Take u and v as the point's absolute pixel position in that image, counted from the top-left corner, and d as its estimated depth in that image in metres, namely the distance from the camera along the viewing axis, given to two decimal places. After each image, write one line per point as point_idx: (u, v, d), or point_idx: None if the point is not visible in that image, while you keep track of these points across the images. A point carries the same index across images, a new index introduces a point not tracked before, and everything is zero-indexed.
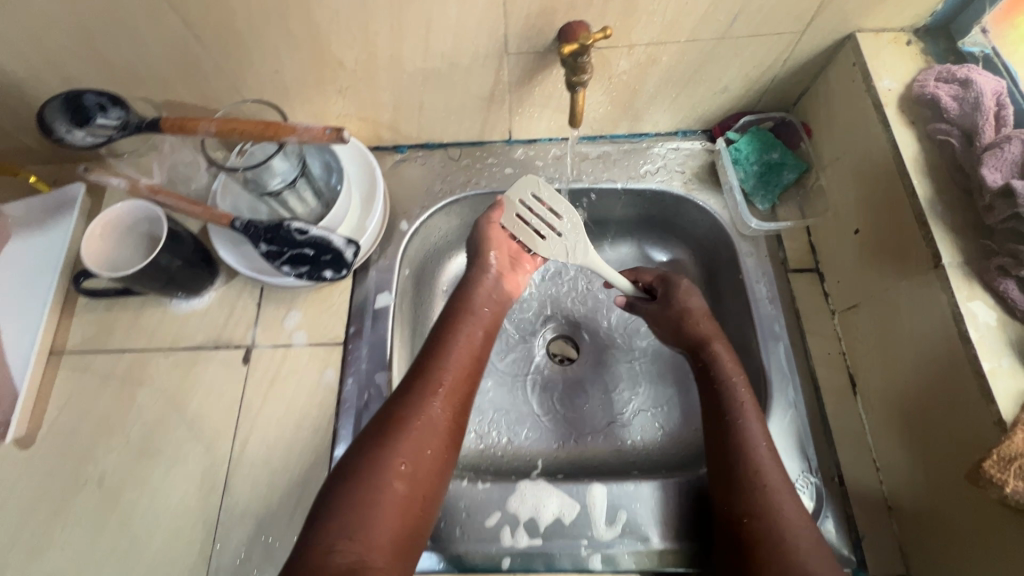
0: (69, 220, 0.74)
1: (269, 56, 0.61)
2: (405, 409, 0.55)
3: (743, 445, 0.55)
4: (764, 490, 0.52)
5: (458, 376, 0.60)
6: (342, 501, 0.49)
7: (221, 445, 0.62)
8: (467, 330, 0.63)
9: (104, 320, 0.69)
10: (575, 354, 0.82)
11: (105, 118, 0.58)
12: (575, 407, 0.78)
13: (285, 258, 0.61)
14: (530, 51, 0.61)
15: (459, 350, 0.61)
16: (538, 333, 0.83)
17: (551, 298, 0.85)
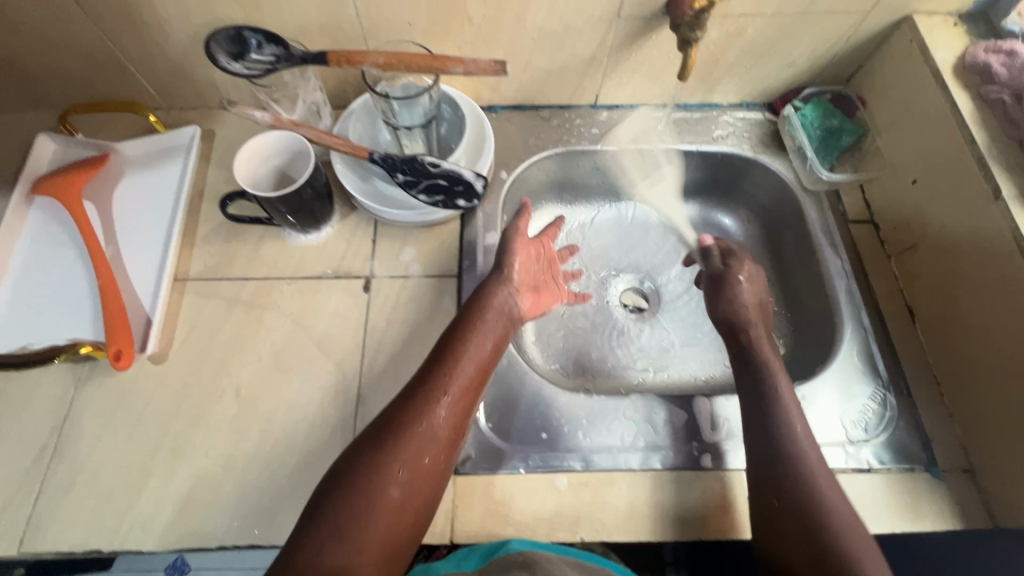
0: (186, 160, 0.77)
1: (408, 8, 0.67)
2: (404, 419, 0.54)
3: (790, 436, 0.58)
4: (802, 469, 0.55)
5: (463, 389, 0.58)
6: (332, 508, 0.49)
7: (350, 362, 0.67)
8: (477, 338, 0.61)
9: (225, 250, 0.73)
10: (645, 303, 0.90)
11: (260, 54, 0.63)
12: (647, 351, 0.85)
13: (420, 187, 0.66)
14: (638, 16, 0.70)
15: (468, 357, 0.59)
16: (610, 285, 0.91)
17: (620, 253, 0.92)
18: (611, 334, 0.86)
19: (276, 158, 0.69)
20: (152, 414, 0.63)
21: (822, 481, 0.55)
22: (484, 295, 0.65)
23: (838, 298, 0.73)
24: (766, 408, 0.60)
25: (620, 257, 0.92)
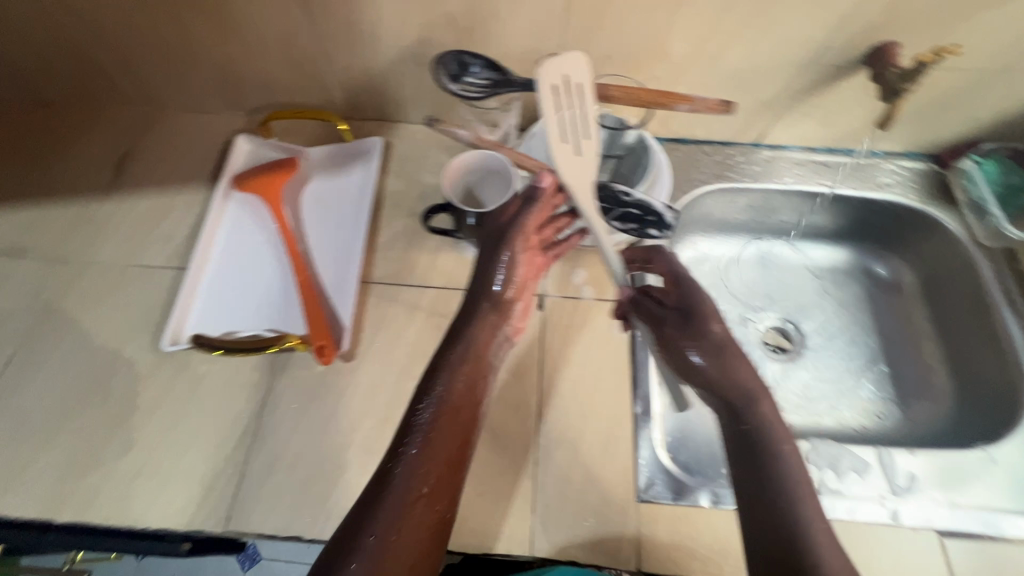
0: (370, 168, 0.82)
1: (612, 42, 0.70)
2: (394, 499, 0.46)
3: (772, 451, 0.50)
4: (799, 518, 0.45)
5: (453, 458, 0.51)
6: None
7: (528, 378, 0.68)
8: (432, 400, 0.54)
9: (405, 257, 0.76)
10: (789, 344, 0.88)
11: (475, 76, 0.66)
12: (793, 393, 0.84)
13: (613, 215, 0.69)
14: (834, 63, 0.71)
15: (438, 423, 0.52)
16: (753, 321, 0.90)
17: (763, 289, 0.92)
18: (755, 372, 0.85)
19: (469, 173, 0.73)
20: (344, 410, 0.65)
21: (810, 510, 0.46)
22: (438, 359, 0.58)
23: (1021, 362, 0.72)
24: (765, 476, 0.48)
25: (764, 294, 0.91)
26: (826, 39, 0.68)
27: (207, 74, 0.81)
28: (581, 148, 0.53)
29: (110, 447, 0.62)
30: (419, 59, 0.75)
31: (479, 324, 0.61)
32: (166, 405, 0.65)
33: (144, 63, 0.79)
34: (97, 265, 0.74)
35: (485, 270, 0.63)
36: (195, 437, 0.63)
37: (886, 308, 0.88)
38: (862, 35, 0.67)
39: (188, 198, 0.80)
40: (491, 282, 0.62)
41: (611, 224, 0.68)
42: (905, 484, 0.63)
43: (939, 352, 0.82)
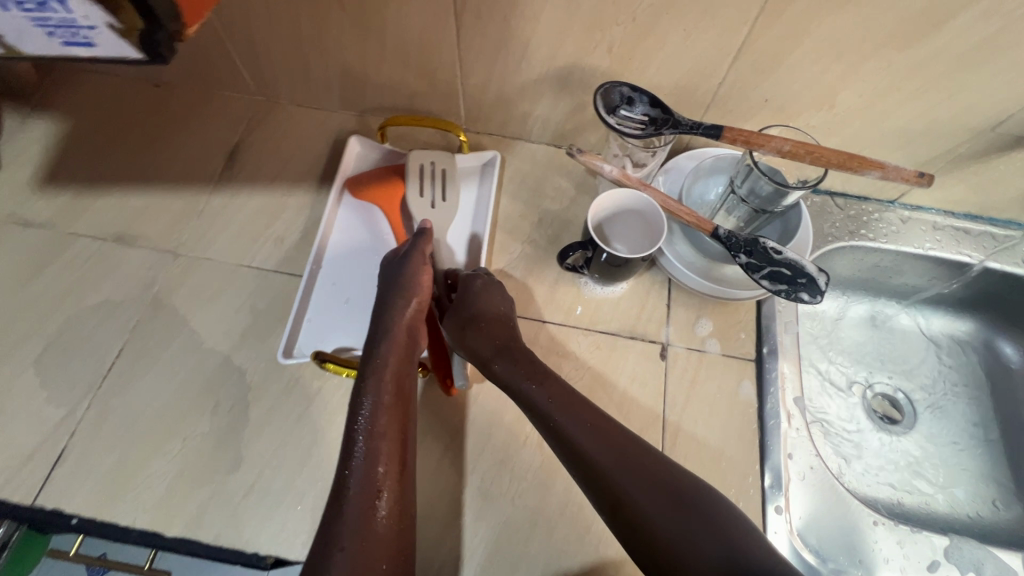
0: (488, 187, 0.78)
1: (777, 88, 0.66)
2: (339, 525, 0.49)
3: (635, 458, 0.52)
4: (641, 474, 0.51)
5: (390, 471, 0.53)
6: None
7: (650, 433, 0.65)
8: (367, 414, 0.56)
9: (524, 287, 0.73)
10: (898, 415, 0.82)
11: (631, 111, 0.64)
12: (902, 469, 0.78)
13: (762, 273, 0.64)
14: (1013, 133, 0.66)
15: (380, 445, 0.54)
16: (861, 385, 0.84)
17: (874, 352, 0.86)
18: (863, 440, 0.80)
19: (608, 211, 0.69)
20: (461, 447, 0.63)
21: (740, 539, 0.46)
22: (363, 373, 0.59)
23: None
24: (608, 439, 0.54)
25: (874, 357, 0.85)
26: (1014, 109, 0.63)
27: (331, 72, 0.78)
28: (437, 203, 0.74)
29: (220, 461, 0.60)
30: (563, 82, 0.71)
31: (391, 341, 0.61)
32: (277, 422, 0.63)
33: (267, 54, 0.76)
34: (207, 261, 0.72)
35: (393, 284, 0.65)
36: (306, 461, 0.61)
37: (1013, 390, 0.82)
38: None
39: (301, 200, 0.78)
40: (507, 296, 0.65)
41: (758, 281, 0.64)
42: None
43: None
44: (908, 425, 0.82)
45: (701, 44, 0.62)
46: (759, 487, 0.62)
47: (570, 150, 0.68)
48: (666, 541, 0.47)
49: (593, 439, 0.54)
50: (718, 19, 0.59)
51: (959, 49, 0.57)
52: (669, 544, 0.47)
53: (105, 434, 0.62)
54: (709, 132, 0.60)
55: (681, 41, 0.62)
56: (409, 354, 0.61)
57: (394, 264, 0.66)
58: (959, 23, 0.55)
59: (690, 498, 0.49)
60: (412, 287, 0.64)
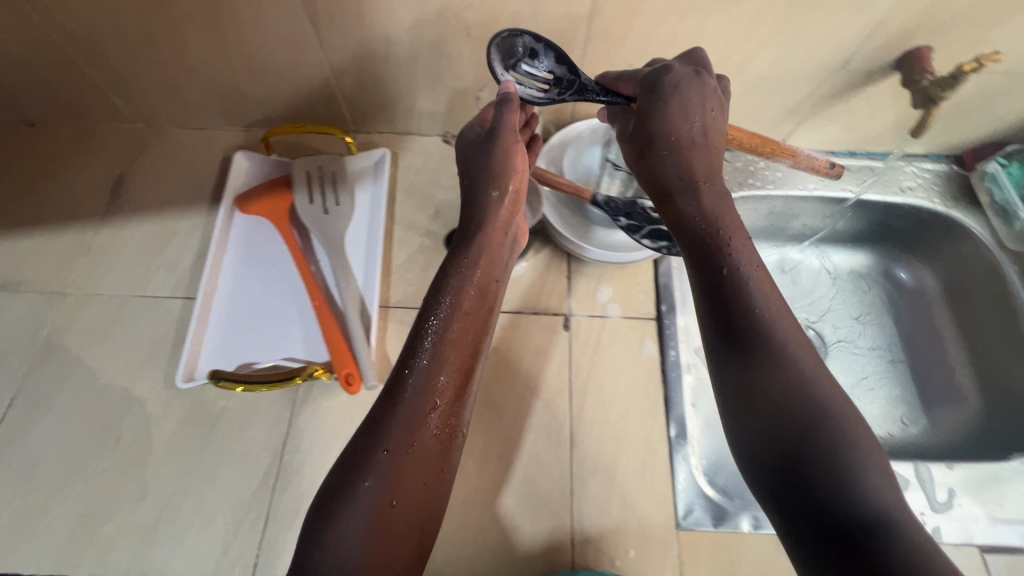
0: (379, 185, 0.78)
1: (638, 52, 0.68)
2: (395, 423, 0.47)
3: (794, 349, 0.43)
4: (778, 354, 0.42)
5: (447, 390, 0.50)
6: (349, 541, 0.41)
7: (559, 403, 0.66)
8: (440, 322, 0.53)
9: (425, 279, 0.73)
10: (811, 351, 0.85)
11: (531, 65, 0.60)
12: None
13: (644, 232, 0.65)
14: (863, 69, 0.69)
15: (447, 360, 0.52)
16: None
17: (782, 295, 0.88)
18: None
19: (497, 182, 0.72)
20: None
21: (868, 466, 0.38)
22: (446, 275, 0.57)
23: None
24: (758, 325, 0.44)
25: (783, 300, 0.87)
26: (857, 45, 0.66)
27: (205, 89, 0.76)
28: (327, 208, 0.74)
29: (126, 493, 0.59)
30: (435, 71, 0.72)
31: (485, 251, 0.58)
32: (181, 447, 0.62)
33: (134, 78, 0.74)
34: (98, 296, 0.71)
35: (479, 171, 0.61)
36: (215, 481, 0.60)
37: (910, 313, 0.86)
38: (895, 41, 0.65)
39: (191, 222, 0.76)
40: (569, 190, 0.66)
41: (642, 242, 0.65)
42: (943, 500, 0.62)
43: (963, 353, 0.81)
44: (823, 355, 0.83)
45: (553, 18, 0.63)
46: (666, 439, 0.64)
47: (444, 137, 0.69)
48: (798, 428, 0.39)
49: (762, 312, 0.44)
50: None
51: None
52: (784, 416, 0.40)
53: (4, 483, 0.60)
54: (615, 101, 0.59)
55: (533, 18, 0.63)
56: (493, 261, 0.59)
57: (484, 148, 0.60)
58: None
59: (846, 412, 0.40)
60: (503, 175, 0.60)
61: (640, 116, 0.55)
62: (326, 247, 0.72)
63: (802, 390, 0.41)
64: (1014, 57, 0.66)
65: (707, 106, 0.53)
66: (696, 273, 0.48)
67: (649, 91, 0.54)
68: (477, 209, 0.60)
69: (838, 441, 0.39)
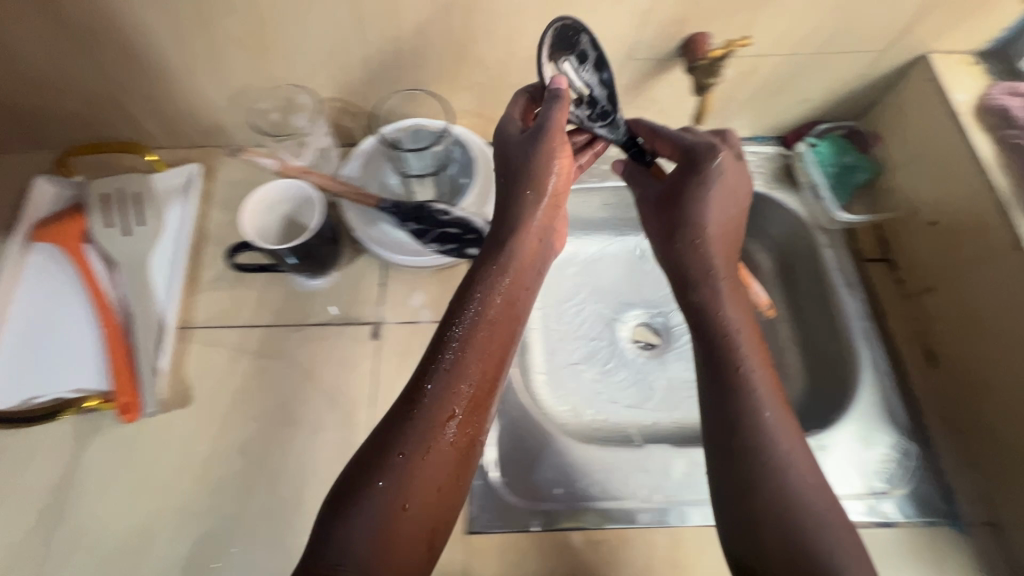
0: (188, 201, 0.76)
1: (419, 52, 0.66)
2: (413, 433, 0.46)
3: (762, 428, 0.49)
4: (756, 432, 0.49)
5: (471, 394, 0.49)
6: (332, 547, 0.41)
7: (360, 414, 0.65)
8: (462, 337, 0.52)
9: (233, 295, 0.72)
10: (656, 340, 0.88)
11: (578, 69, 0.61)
12: (659, 392, 0.83)
13: (432, 236, 0.66)
14: (651, 58, 0.68)
15: (461, 365, 0.50)
16: (621, 319, 0.89)
17: (629, 287, 0.91)
18: (623, 370, 0.85)
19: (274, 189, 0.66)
20: (161, 471, 0.62)
21: (837, 532, 0.45)
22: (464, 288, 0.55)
23: (858, 345, 0.71)
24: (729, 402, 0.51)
25: (630, 292, 0.90)
26: (635, 34, 0.65)
27: None
28: (128, 229, 0.72)
29: None
30: (221, 83, 0.69)
31: (512, 255, 0.58)
32: None
33: None
34: None
35: (518, 166, 0.59)
36: None
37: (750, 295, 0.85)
38: (669, 28, 0.64)
39: None
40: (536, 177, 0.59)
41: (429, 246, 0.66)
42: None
43: (792, 334, 0.81)
44: (670, 346, 0.87)
45: (317, 23, 0.62)
46: None
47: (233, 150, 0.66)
48: (783, 524, 0.45)
49: (749, 393, 0.51)
50: None
51: None
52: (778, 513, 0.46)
53: None
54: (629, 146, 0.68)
55: (297, 24, 0.62)
56: (527, 271, 0.58)
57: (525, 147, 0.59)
58: None
59: (777, 477, 0.47)
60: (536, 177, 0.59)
61: (670, 181, 0.64)
62: (124, 269, 0.70)
63: (779, 459, 0.48)
64: (792, 38, 0.67)
65: (728, 206, 0.61)
66: (700, 355, 0.56)
67: (689, 169, 0.62)
68: (508, 210, 0.60)
69: (819, 506, 0.46)
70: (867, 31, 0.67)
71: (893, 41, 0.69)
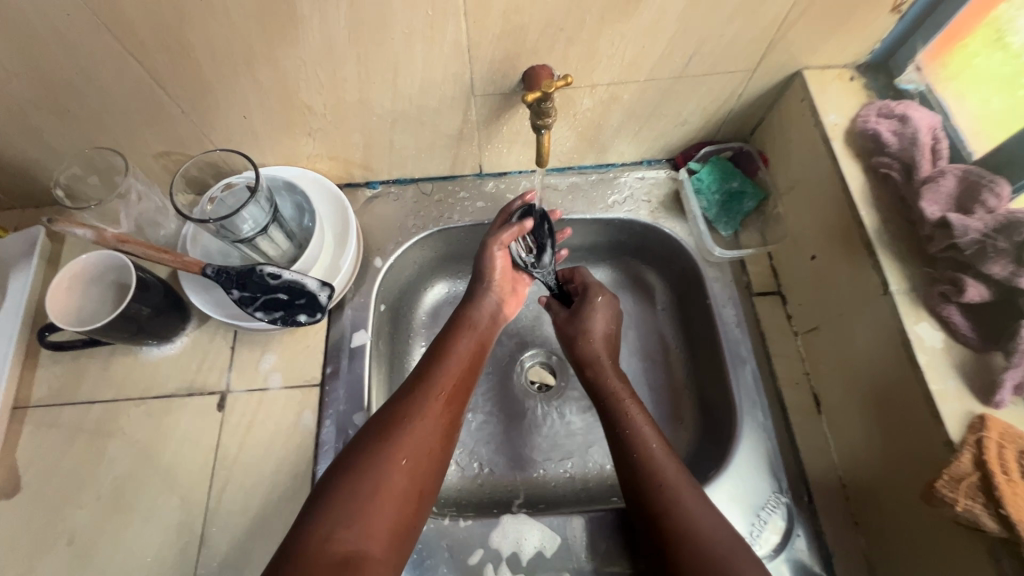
0: (29, 267, 0.71)
1: (237, 103, 0.61)
2: (395, 408, 0.56)
3: (650, 461, 0.56)
4: (643, 454, 0.56)
5: (450, 384, 0.60)
6: (340, 492, 0.49)
7: (198, 495, 0.62)
8: (459, 350, 0.63)
9: (72, 370, 0.67)
10: (552, 380, 0.81)
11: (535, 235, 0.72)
12: (550, 440, 0.75)
13: (259, 303, 0.62)
14: (495, 93, 0.63)
15: (450, 367, 0.61)
16: (516, 359, 0.82)
17: (526, 324, 0.84)
18: (513, 418, 0.77)
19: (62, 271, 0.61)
20: None
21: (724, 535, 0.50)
22: (460, 316, 0.67)
23: (735, 388, 0.66)
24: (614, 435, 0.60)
25: (527, 329, 0.84)
26: (467, 71, 0.59)
27: None
28: None
29: None
30: (37, 147, 0.64)
31: (480, 300, 0.68)
32: None
33: None
34: None
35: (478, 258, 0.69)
36: None
37: (644, 331, 0.78)
38: (502, 63, 0.58)
39: None
40: (486, 275, 0.69)
41: (255, 314, 0.62)
42: (614, 518, 0.60)
43: (686, 373, 0.74)
44: (567, 387, 0.79)
45: (111, 84, 0.57)
46: None
47: (41, 220, 0.57)
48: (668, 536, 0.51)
49: (631, 432, 0.59)
50: (89, 56, 0.53)
51: (342, 28, 0.53)
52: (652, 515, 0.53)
53: None
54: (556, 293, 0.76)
55: (90, 86, 0.56)
56: (486, 307, 0.68)
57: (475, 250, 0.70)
58: (308, 4, 0.50)
59: (667, 485, 0.53)
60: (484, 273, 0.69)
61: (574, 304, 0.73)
62: None
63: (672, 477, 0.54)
64: (645, 65, 0.61)
65: (612, 321, 0.71)
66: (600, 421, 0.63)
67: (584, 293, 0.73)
68: (475, 282, 0.70)
69: (708, 515, 0.51)
70: (731, 52, 0.60)
71: (762, 59, 0.62)
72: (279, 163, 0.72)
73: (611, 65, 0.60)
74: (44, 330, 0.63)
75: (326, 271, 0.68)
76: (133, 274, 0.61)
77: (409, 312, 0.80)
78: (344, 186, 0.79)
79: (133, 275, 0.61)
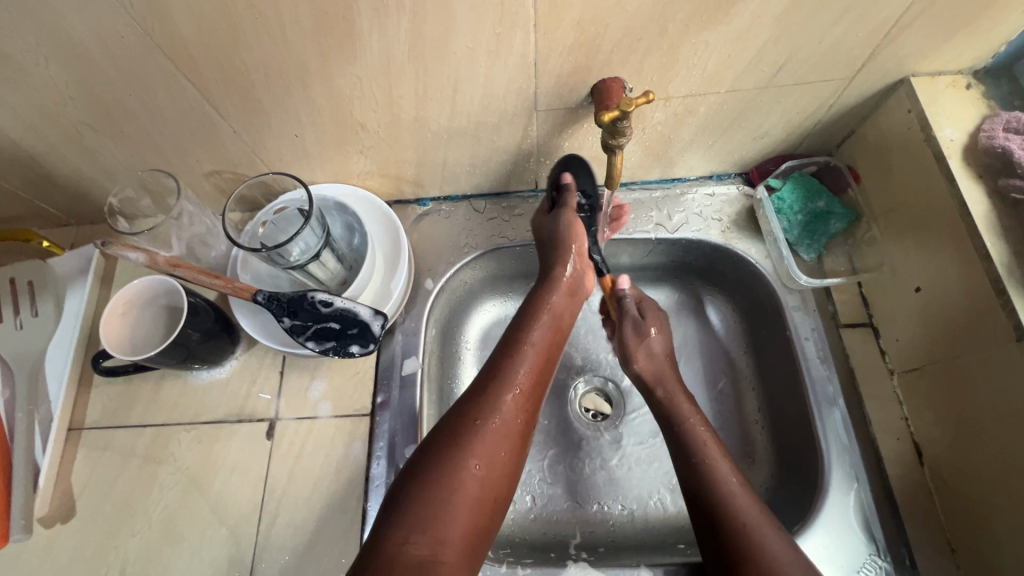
0: (84, 286, 0.70)
1: (290, 123, 0.58)
2: (467, 407, 0.52)
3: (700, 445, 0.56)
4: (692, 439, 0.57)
5: (523, 381, 0.54)
6: (412, 499, 0.46)
7: (246, 528, 0.60)
8: (533, 342, 0.57)
9: (124, 392, 0.67)
10: (609, 408, 0.74)
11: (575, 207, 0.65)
12: (607, 473, 0.70)
13: (310, 332, 0.60)
14: (560, 107, 0.58)
15: (525, 360, 0.56)
16: (569, 384, 0.75)
17: (580, 346, 0.77)
18: (566, 448, 0.72)
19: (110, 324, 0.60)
20: None
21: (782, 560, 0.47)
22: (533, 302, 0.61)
23: (822, 432, 0.59)
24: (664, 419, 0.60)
25: (580, 353, 0.77)
26: (532, 84, 0.54)
27: None
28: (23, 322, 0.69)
29: None
30: (93, 168, 0.63)
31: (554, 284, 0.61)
32: None
33: None
34: None
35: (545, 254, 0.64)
36: None
37: (712, 359, 0.72)
38: (570, 77, 0.54)
39: None
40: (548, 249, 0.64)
41: (305, 343, 0.60)
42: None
43: (760, 409, 0.68)
44: (625, 415, 0.73)
45: (166, 105, 0.55)
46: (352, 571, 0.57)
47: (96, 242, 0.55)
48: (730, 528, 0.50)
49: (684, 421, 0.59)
50: (141, 76, 0.51)
51: (402, 44, 0.49)
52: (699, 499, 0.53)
53: None
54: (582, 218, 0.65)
55: (143, 107, 0.54)
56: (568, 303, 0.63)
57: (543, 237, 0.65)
58: (368, 19, 0.46)
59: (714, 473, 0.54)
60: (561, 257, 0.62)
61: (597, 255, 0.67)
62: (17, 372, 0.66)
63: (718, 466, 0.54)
64: (728, 76, 0.55)
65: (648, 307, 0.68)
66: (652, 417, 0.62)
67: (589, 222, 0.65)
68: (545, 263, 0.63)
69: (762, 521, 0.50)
70: (830, 59, 0.53)
71: (864, 66, 0.54)
72: (328, 180, 0.69)
73: (690, 77, 0.54)
74: (98, 356, 0.62)
75: (377, 296, 0.65)
76: (185, 299, 0.59)
77: (460, 332, 0.76)
78: (394, 202, 0.75)
79: (184, 300, 0.59)
